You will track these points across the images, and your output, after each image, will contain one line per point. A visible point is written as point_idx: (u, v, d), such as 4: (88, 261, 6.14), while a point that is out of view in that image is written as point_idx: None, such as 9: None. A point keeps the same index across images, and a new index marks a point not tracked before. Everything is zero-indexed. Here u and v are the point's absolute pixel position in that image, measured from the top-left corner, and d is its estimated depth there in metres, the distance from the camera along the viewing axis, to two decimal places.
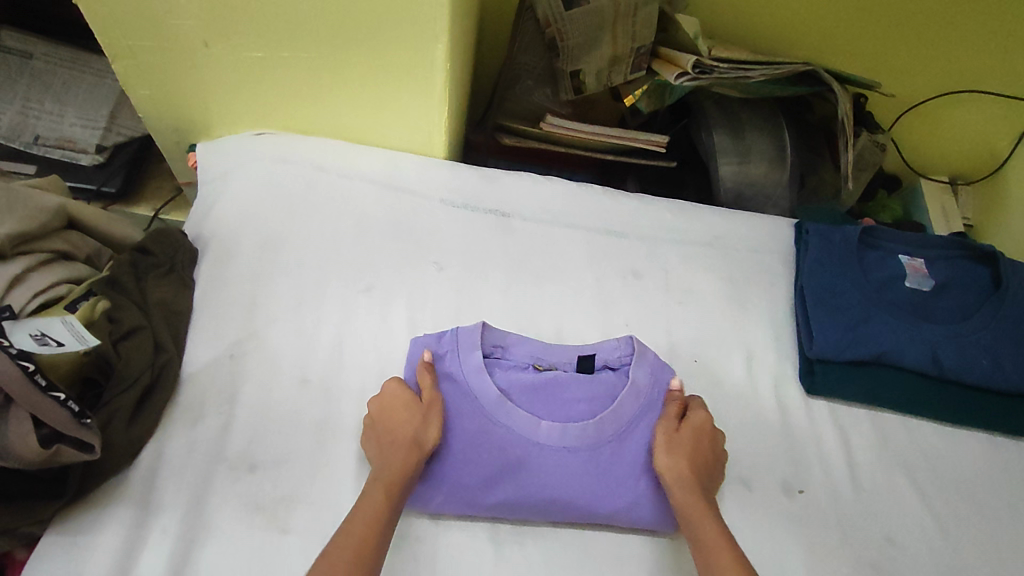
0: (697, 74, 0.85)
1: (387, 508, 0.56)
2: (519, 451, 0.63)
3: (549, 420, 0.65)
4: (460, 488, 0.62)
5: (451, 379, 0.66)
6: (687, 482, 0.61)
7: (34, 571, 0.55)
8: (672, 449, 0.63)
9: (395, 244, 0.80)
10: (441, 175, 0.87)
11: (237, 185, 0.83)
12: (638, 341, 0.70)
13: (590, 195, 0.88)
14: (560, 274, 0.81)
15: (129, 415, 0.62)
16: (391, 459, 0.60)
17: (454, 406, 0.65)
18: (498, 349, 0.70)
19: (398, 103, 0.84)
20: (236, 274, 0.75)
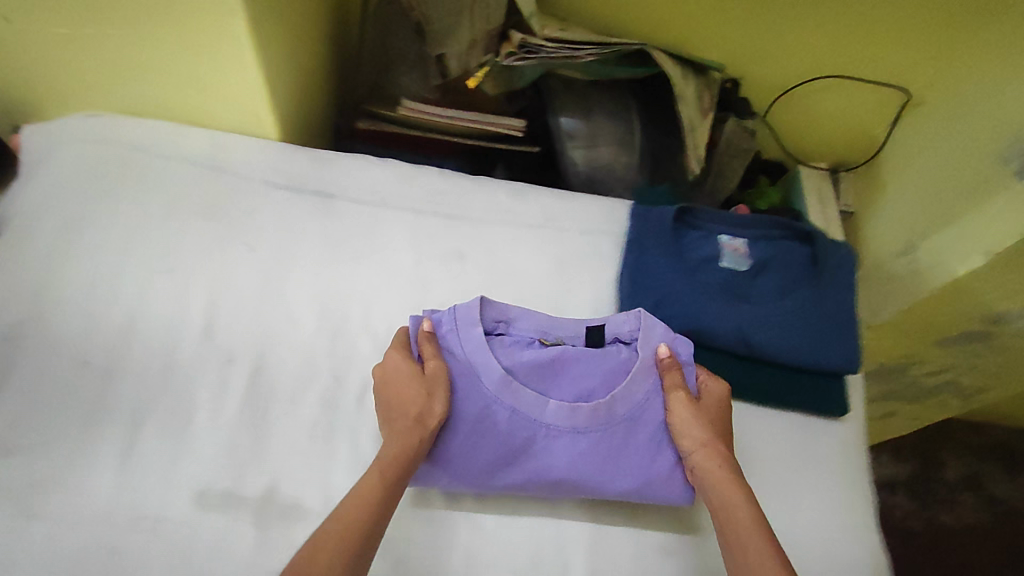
0: (524, 53, 0.84)
1: (384, 492, 0.58)
2: (525, 433, 0.66)
3: (558, 402, 0.67)
4: (472, 468, 0.64)
5: (455, 356, 0.68)
6: (711, 455, 0.64)
7: None
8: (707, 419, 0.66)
9: (207, 226, 0.79)
10: (268, 155, 0.84)
11: (54, 167, 0.79)
12: (646, 315, 0.73)
13: (423, 177, 0.86)
14: (378, 257, 0.80)
15: None
16: (395, 443, 0.62)
17: (464, 385, 0.67)
18: (500, 324, 0.72)
19: (217, 82, 0.80)
20: (32, 256, 0.73)
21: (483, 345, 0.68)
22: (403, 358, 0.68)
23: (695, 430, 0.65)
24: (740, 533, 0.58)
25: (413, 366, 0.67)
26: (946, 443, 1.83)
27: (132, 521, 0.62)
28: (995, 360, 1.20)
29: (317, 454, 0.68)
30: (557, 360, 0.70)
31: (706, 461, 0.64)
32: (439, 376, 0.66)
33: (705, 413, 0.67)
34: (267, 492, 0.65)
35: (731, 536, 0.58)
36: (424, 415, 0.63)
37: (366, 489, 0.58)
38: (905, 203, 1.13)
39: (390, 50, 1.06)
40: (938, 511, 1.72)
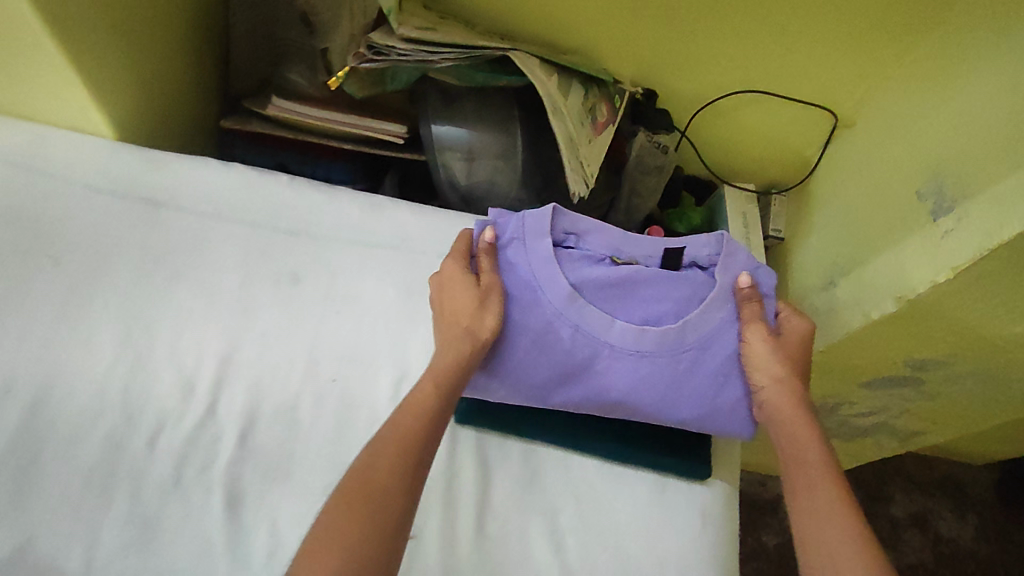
0: (375, 56, 0.75)
1: (437, 402, 0.60)
2: (588, 352, 0.68)
3: (623, 324, 0.68)
4: (535, 378, 0.68)
5: (517, 267, 0.69)
6: (778, 384, 0.65)
7: None
8: (776, 349, 0.67)
9: (4, 234, 0.70)
10: (92, 154, 0.75)
11: None
12: (729, 241, 0.70)
13: (266, 188, 0.77)
14: (200, 276, 0.72)
15: None
16: (453, 351, 0.64)
17: (528, 299, 0.68)
18: (571, 237, 0.71)
19: (27, 76, 0.70)
20: None
21: (551, 259, 0.68)
22: (451, 269, 0.68)
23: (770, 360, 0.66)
24: (810, 473, 0.60)
25: (466, 277, 0.67)
26: (897, 477, 1.60)
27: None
28: (930, 406, 1.10)
29: (90, 505, 0.60)
30: (621, 279, 0.69)
31: (780, 399, 0.65)
32: (492, 291, 0.67)
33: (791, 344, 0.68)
34: (18, 551, 0.57)
35: (798, 470, 0.60)
36: (474, 333, 0.65)
37: (412, 405, 0.60)
38: (831, 233, 1.04)
39: (278, 41, 0.96)
40: (881, 550, 1.51)
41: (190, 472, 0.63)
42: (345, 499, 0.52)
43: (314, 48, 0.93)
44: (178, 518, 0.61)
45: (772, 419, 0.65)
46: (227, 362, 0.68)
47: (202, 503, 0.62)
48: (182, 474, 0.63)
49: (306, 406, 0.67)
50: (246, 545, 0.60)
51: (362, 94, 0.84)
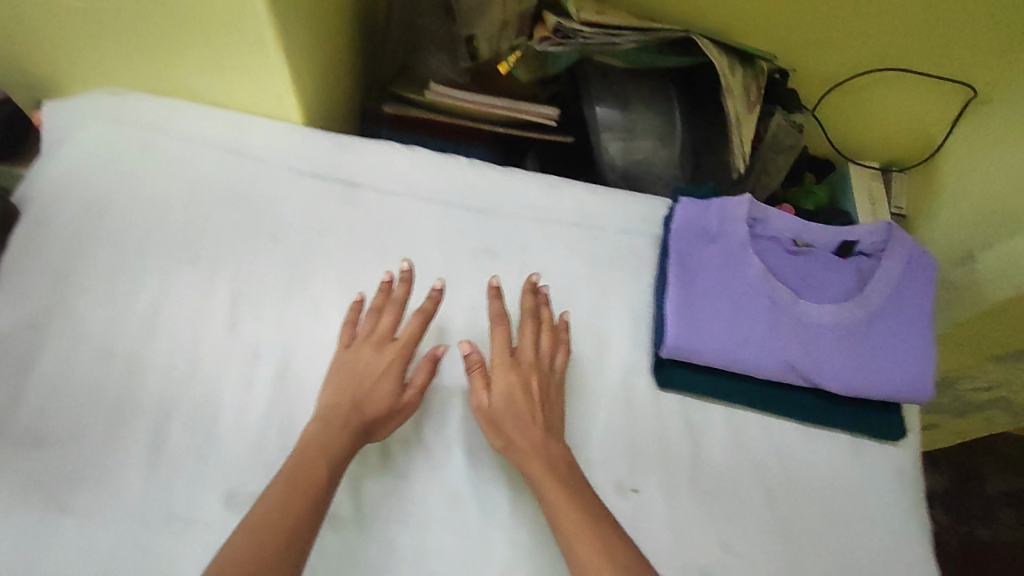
0: (560, 38, 0.78)
1: (287, 498, 0.53)
2: (783, 322, 0.69)
3: (807, 301, 0.70)
4: (749, 359, 0.68)
5: (710, 257, 0.70)
6: (500, 442, 0.62)
7: None
8: (496, 396, 0.63)
9: (230, 213, 0.75)
10: (292, 140, 0.80)
11: (75, 146, 0.78)
12: (898, 230, 0.71)
13: (448, 167, 0.81)
14: (406, 252, 0.75)
15: None
16: (329, 434, 0.59)
17: (722, 279, 0.70)
18: (759, 223, 0.71)
19: (241, 66, 0.76)
20: (57, 239, 0.71)
21: (744, 246, 0.70)
22: (351, 317, 0.67)
23: (484, 421, 0.63)
24: (572, 525, 0.56)
25: (360, 333, 0.66)
26: (988, 455, 1.60)
27: (162, 522, 0.59)
28: None
29: (350, 457, 0.64)
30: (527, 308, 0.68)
31: (530, 443, 0.61)
32: (405, 354, 0.65)
33: (524, 377, 0.64)
34: None
35: (553, 523, 0.56)
36: (378, 408, 0.62)
37: (299, 469, 0.56)
38: (971, 203, 1.07)
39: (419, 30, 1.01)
40: (977, 528, 1.52)
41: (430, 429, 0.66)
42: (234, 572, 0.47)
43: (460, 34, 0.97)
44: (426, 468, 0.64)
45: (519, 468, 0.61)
46: (443, 331, 0.72)
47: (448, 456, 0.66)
48: (422, 431, 0.66)
49: None
50: (491, 495, 0.64)
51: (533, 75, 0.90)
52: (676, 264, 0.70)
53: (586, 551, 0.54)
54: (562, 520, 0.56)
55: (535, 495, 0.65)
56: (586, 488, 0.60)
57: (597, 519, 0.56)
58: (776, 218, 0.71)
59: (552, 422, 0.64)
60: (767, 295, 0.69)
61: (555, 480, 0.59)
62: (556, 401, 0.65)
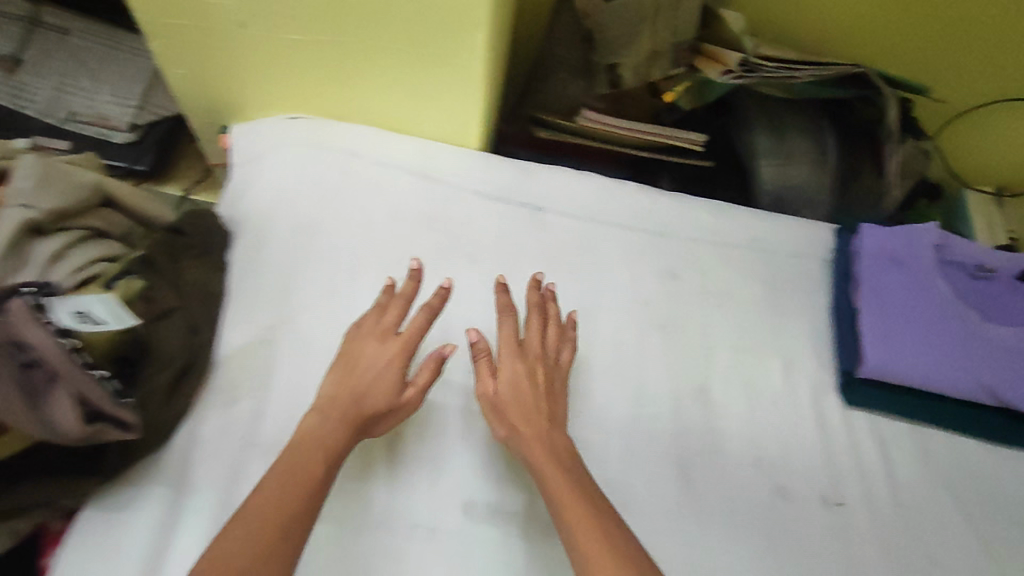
0: (743, 72, 0.84)
1: (309, 491, 0.54)
2: (975, 343, 0.73)
3: (998, 326, 0.73)
4: (948, 377, 0.72)
5: (898, 281, 0.76)
6: (504, 433, 0.62)
7: (81, 540, 0.61)
8: (500, 385, 0.63)
9: (428, 235, 0.79)
10: (474, 165, 0.84)
11: (276, 172, 0.83)
12: None
13: (626, 194, 0.85)
14: (595, 273, 0.79)
15: (167, 395, 0.65)
16: (324, 425, 0.59)
17: (913, 301, 0.75)
18: (942, 249, 0.77)
19: (437, 95, 0.82)
20: (275, 260, 0.76)
21: (932, 269, 0.76)
22: (373, 312, 0.67)
23: (490, 411, 0.63)
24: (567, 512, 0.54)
25: (383, 321, 0.66)
26: None
27: (409, 530, 0.63)
28: None
29: None
30: (503, 304, 0.67)
31: (523, 428, 0.61)
32: (404, 349, 0.64)
33: (518, 365, 0.64)
34: None
35: (555, 513, 0.55)
36: (376, 406, 0.61)
37: (295, 465, 0.55)
38: None
39: (553, 56, 1.01)
40: None
41: (641, 443, 0.70)
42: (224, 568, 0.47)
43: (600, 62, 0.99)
44: (644, 481, 0.67)
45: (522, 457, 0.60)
46: (640, 348, 0.75)
47: (661, 471, 0.68)
48: (632, 446, 0.69)
49: (718, 387, 0.74)
50: (705, 507, 0.67)
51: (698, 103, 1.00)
52: (866, 287, 0.76)
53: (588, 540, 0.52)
54: (568, 509, 0.54)
55: (747, 508, 0.68)
56: (589, 479, 0.59)
57: (596, 508, 0.54)
58: (958, 245, 0.77)
59: (558, 412, 0.63)
60: (958, 315, 0.73)
61: (563, 468, 0.58)
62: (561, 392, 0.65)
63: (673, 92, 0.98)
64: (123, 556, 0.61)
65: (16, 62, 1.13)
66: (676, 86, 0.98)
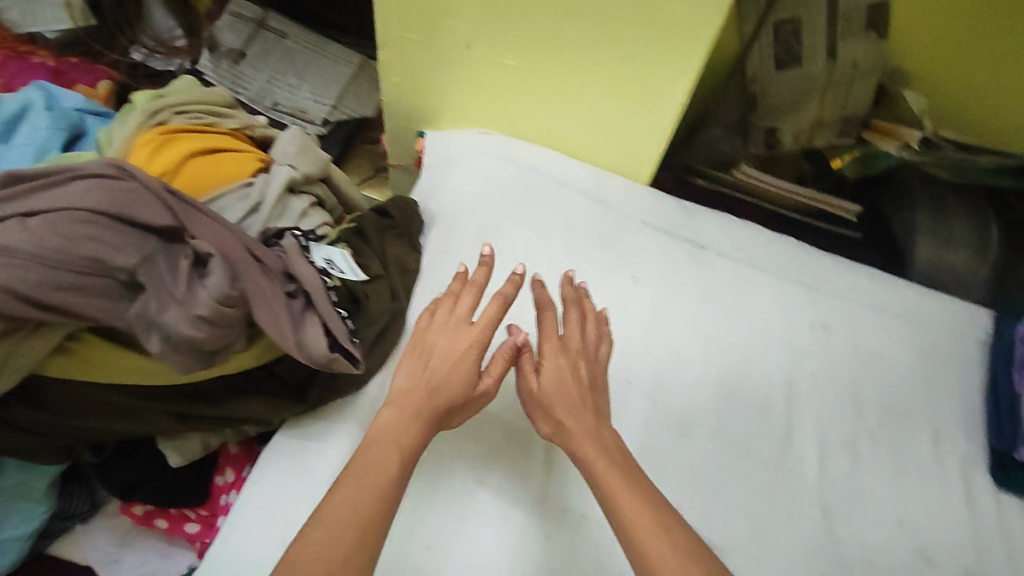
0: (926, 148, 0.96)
1: (392, 484, 0.54)
2: None
3: None
4: None
5: None
6: (551, 428, 0.63)
7: (275, 458, 0.69)
8: (544, 380, 0.65)
9: (599, 253, 0.86)
10: (646, 198, 0.91)
11: (465, 176, 0.93)
12: None
13: (784, 246, 0.90)
14: (749, 313, 0.84)
15: (370, 346, 0.73)
16: (391, 416, 0.59)
17: None
18: None
19: (625, 130, 0.91)
20: (463, 251, 0.85)
21: None
22: (447, 303, 0.67)
23: (540, 410, 0.64)
24: (624, 503, 0.55)
25: (459, 314, 0.66)
26: None
27: (563, 513, 0.71)
28: None
29: (715, 490, 0.72)
30: (542, 301, 0.69)
31: (570, 421, 0.62)
32: (479, 342, 0.63)
33: (561, 358, 0.66)
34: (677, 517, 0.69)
35: (607, 505, 0.56)
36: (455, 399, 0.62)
37: (369, 461, 0.55)
38: None
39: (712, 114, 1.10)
40: None
41: (788, 480, 0.73)
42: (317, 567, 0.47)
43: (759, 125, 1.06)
44: (786, 518, 0.71)
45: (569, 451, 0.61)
46: (791, 392, 0.79)
47: (804, 509, 0.72)
48: (779, 480, 0.73)
49: (866, 444, 0.76)
50: (847, 554, 0.69)
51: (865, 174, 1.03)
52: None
53: (650, 536, 0.52)
54: (623, 505, 0.55)
55: (889, 564, 0.69)
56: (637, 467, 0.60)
57: (656, 509, 0.55)
58: None
59: (598, 406, 0.65)
60: None
61: (616, 463, 0.59)
62: (596, 379, 0.67)
63: (840, 159, 1.02)
64: (311, 482, 0.68)
65: (241, 56, 1.31)
66: (843, 154, 1.03)
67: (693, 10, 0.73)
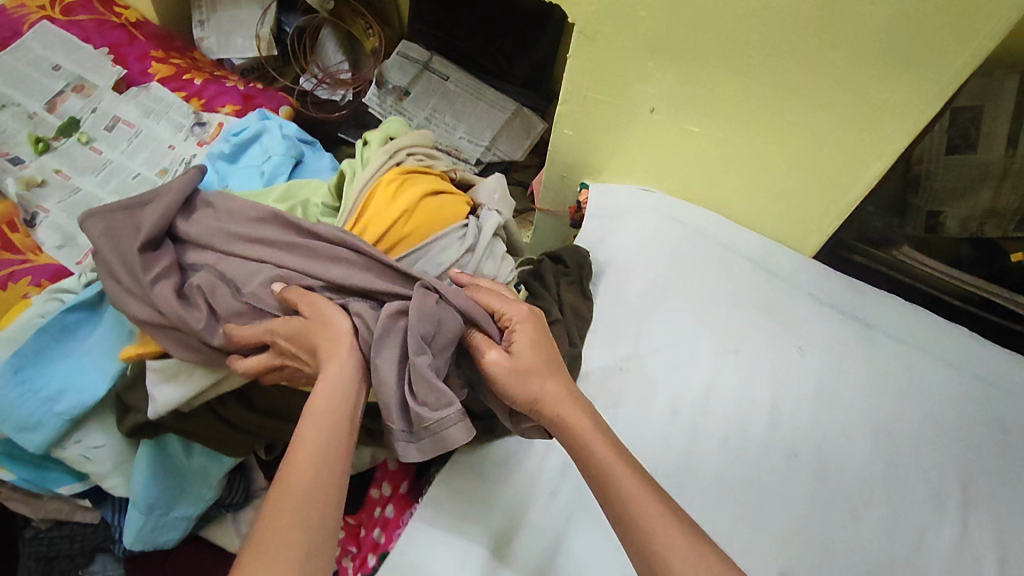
0: None
1: (329, 458, 0.56)
2: None
3: None
4: None
5: None
6: (530, 405, 0.64)
7: (446, 496, 0.74)
8: (517, 348, 0.65)
9: (765, 321, 0.86)
10: (816, 273, 0.91)
11: (634, 231, 0.95)
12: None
13: (957, 334, 0.87)
14: (921, 400, 0.81)
15: None
16: (318, 395, 0.60)
17: None
18: None
19: (796, 202, 0.92)
20: (632, 306, 0.87)
21: None
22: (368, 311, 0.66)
23: (498, 368, 0.65)
24: (653, 504, 0.55)
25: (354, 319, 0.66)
26: None
27: None
28: None
29: None
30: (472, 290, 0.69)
31: (557, 394, 0.63)
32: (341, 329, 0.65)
33: (522, 332, 0.66)
34: None
35: (638, 514, 0.55)
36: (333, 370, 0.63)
37: (317, 442, 0.56)
38: None
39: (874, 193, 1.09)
40: None
41: None
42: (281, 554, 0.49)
43: (924, 208, 1.06)
44: None
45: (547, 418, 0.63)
46: (967, 492, 0.75)
47: None
48: None
49: None
50: None
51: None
52: None
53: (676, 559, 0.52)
54: (658, 524, 0.54)
55: None
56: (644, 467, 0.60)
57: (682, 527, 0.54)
58: None
59: (551, 370, 0.65)
60: None
61: (611, 442, 0.60)
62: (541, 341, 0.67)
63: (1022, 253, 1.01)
64: (482, 523, 0.72)
65: (406, 93, 1.40)
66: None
67: (906, 99, 0.76)
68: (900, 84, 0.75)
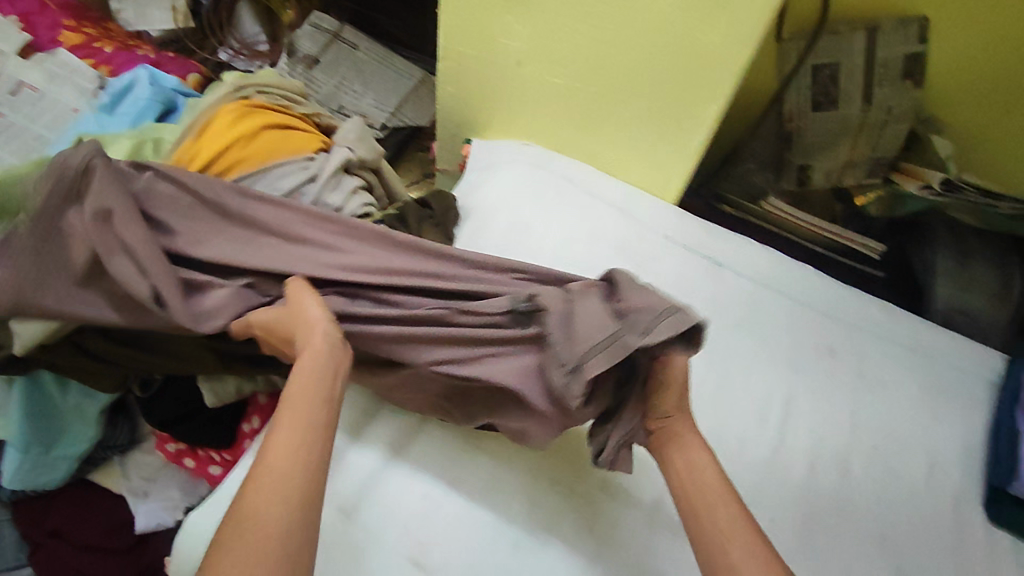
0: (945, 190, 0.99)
1: (311, 431, 0.54)
2: None
3: None
4: None
5: None
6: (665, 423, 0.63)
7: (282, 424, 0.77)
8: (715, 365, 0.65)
9: (617, 259, 0.92)
10: (670, 217, 0.97)
11: (503, 179, 0.99)
12: None
13: (798, 269, 0.93)
14: (756, 327, 0.87)
15: None
16: (299, 368, 0.59)
17: None
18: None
19: (653, 149, 0.97)
20: (491, 245, 0.92)
21: None
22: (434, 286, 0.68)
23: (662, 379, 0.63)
24: (717, 503, 0.58)
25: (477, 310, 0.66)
26: None
27: (552, 483, 0.74)
28: None
29: None
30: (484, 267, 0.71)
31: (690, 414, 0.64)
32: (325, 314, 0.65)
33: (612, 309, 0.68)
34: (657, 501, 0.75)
35: (705, 509, 0.58)
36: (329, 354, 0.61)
37: (301, 414, 0.55)
38: None
39: (747, 149, 1.15)
40: None
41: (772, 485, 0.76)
42: (267, 525, 0.47)
43: (792, 161, 1.11)
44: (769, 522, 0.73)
45: (652, 427, 0.64)
46: (786, 407, 0.81)
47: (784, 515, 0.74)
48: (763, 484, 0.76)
49: (857, 463, 0.78)
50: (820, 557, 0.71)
51: (888, 216, 1.07)
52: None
53: (739, 554, 0.54)
54: (724, 524, 0.56)
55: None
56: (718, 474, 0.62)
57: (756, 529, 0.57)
58: None
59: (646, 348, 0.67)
60: None
61: (698, 445, 0.63)
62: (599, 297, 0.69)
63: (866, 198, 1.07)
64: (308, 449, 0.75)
65: (315, 61, 1.43)
66: (870, 193, 1.07)
67: (727, 41, 0.80)
68: (720, 27, 0.79)
